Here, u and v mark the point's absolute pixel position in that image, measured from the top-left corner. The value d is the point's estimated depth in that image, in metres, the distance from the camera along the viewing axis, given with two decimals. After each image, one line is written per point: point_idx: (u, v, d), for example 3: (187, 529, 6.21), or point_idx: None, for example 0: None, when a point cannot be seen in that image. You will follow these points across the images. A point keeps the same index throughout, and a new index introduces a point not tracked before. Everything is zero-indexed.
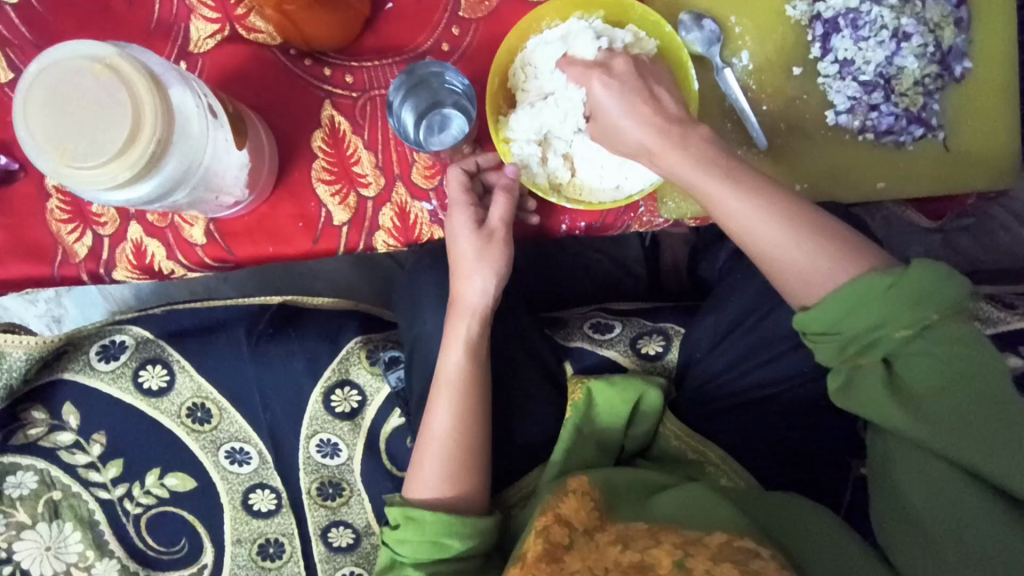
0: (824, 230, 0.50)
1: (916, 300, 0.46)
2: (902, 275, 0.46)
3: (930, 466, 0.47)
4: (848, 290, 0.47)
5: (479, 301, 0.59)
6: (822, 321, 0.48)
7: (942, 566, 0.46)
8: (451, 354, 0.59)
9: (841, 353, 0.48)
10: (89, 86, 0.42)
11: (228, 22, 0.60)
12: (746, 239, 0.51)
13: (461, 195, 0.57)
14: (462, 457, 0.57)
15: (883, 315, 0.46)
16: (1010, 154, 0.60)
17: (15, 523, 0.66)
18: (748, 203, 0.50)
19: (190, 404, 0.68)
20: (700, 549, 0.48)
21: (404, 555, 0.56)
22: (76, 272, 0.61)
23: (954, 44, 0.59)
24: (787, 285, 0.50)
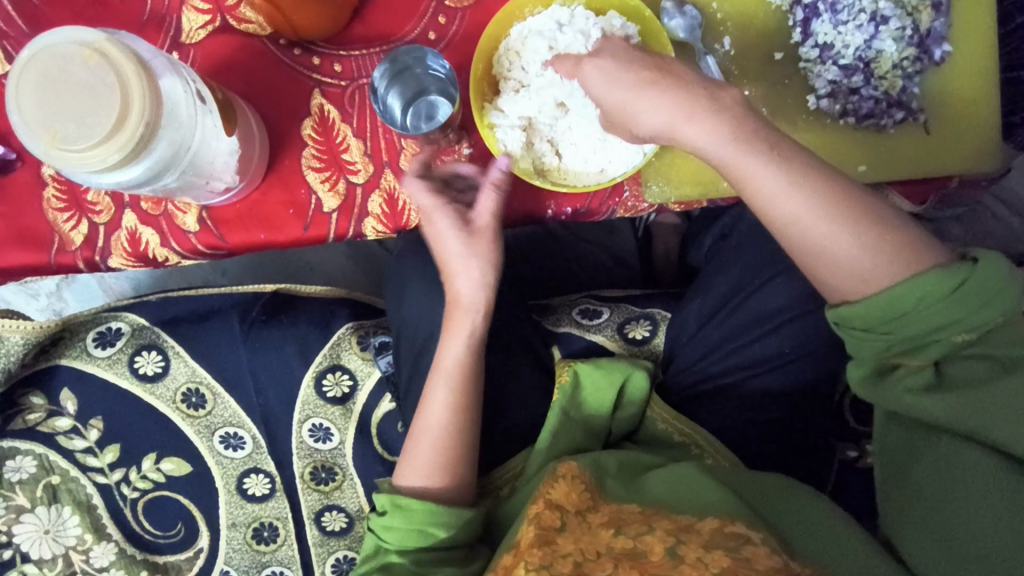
0: (875, 224, 0.49)
1: (980, 303, 0.45)
2: (969, 275, 0.45)
3: (955, 460, 0.48)
4: (902, 290, 0.46)
5: (480, 291, 0.59)
6: (866, 318, 0.47)
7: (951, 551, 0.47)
8: (453, 345, 0.60)
9: (884, 351, 0.48)
10: (77, 70, 0.44)
11: (218, 12, 0.61)
12: (790, 234, 0.50)
13: (433, 202, 0.57)
14: (458, 449, 0.59)
15: (945, 319, 0.46)
16: (989, 137, 0.60)
17: (15, 507, 0.68)
18: (799, 196, 0.49)
19: (185, 389, 0.69)
20: (692, 537, 0.48)
21: (390, 542, 0.57)
22: (73, 260, 0.62)
23: (933, 27, 0.59)
24: (830, 280, 0.50)
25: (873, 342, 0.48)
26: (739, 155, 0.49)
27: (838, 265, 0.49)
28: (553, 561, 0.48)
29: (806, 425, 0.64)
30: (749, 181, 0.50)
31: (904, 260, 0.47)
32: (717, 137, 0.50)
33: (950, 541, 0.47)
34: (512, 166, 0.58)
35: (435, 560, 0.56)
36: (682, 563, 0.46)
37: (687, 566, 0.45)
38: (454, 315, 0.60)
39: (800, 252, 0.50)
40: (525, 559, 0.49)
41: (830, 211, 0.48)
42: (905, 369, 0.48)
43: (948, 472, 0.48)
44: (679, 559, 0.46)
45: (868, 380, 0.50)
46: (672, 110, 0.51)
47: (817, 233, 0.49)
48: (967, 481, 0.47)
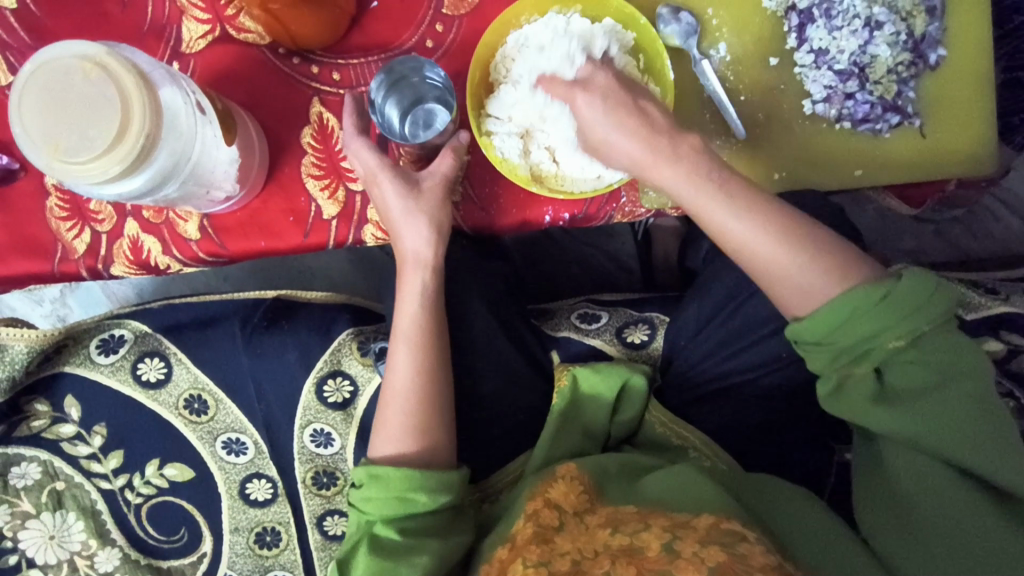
0: (816, 243, 0.51)
1: (909, 313, 0.47)
2: (894, 286, 0.47)
3: (916, 463, 0.48)
4: (839, 305, 0.48)
5: (430, 245, 0.60)
6: (814, 332, 0.49)
7: (928, 556, 0.47)
8: (408, 304, 0.61)
9: (833, 362, 0.49)
10: (79, 84, 0.44)
11: (218, 22, 0.62)
12: (740, 251, 0.52)
13: (380, 160, 0.57)
14: (425, 412, 0.59)
15: (876, 329, 0.47)
16: (986, 140, 0.61)
17: (20, 513, 0.68)
18: (741, 221, 0.51)
19: (187, 396, 0.70)
20: (689, 532, 0.48)
21: (371, 514, 0.56)
22: (76, 268, 0.63)
23: (927, 32, 0.60)
24: (781, 295, 0.52)
25: (818, 354, 0.50)
26: (688, 185, 0.52)
27: (785, 282, 0.51)
28: (550, 559, 0.50)
29: (804, 428, 0.64)
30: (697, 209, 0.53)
31: (847, 278, 0.50)
32: (675, 165, 0.53)
33: (923, 543, 0.47)
34: (509, 173, 0.59)
35: (420, 528, 0.56)
36: (679, 557, 0.46)
37: (683, 562, 0.46)
38: (408, 272, 0.62)
39: (750, 267, 0.52)
40: (524, 555, 0.50)
41: (772, 232, 0.51)
42: (856, 379, 0.49)
43: (915, 477, 0.48)
44: (675, 554, 0.46)
45: (835, 393, 0.50)
46: (640, 141, 0.53)
47: (764, 251, 0.51)
48: (936, 485, 0.47)
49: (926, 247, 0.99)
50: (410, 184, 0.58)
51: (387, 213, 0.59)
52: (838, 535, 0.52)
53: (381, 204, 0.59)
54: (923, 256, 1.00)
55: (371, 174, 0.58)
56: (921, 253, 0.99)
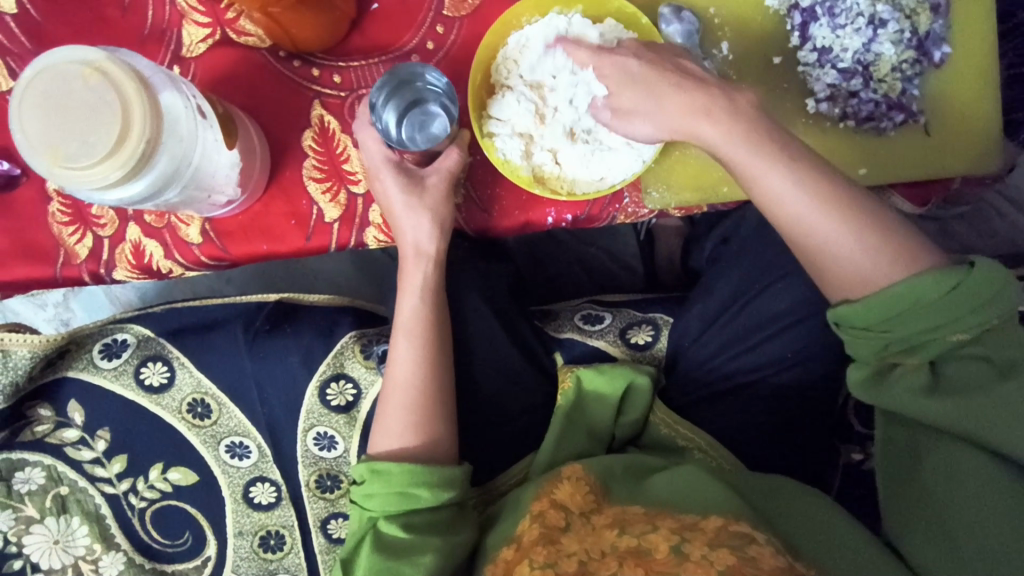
0: (881, 225, 0.50)
1: (978, 305, 0.46)
2: (966, 278, 0.46)
3: (961, 456, 0.48)
4: (898, 291, 0.47)
5: (433, 240, 0.61)
6: (867, 317, 0.48)
7: (954, 551, 0.47)
8: (410, 298, 0.61)
9: (882, 351, 0.49)
10: (79, 90, 0.44)
11: (218, 26, 0.62)
12: (795, 230, 0.51)
13: (384, 156, 0.58)
14: (423, 406, 0.59)
15: (940, 320, 0.46)
16: (991, 136, 0.60)
17: (24, 518, 0.68)
18: (802, 194, 0.51)
19: (191, 400, 0.70)
20: (697, 535, 0.48)
21: (373, 510, 0.56)
22: (78, 273, 0.63)
23: (931, 29, 0.59)
24: (832, 279, 0.51)
25: (868, 341, 0.48)
26: (750, 151, 0.52)
27: (837, 264, 0.50)
28: (557, 559, 0.49)
29: (811, 429, 0.63)
30: (754, 179, 0.52)
31: (905, 265, 0.49)
32: (726, 132, 0.52)
33: (952, 538, 0.47)
34: (511, 174, 0.59)
35: (423, 524, 0.55)
36: (687, 560, 0.46)
37: (692, 563, 0.45)
38: (409, 265, 0.61)
39: (801, 248, 0.52)
40: (531, 556, 0.50)
41: (829, 213, 0.50)
42: (901, 370, 0.49)
43: (949, 473, 0.48)
44: (684, 557, 0.46)
45: (868, 383, 0.49)
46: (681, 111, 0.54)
47: (811, 231, 0.51)
48: (978, 480, 0.47)
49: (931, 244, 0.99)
50: (414, 181, 0.59)
51: (387, 207, 0.59)
52: (836, 540, 0.51)
53: (382, 197, 0.59)
54: None
55: (376, 167, 0.58)
56: None
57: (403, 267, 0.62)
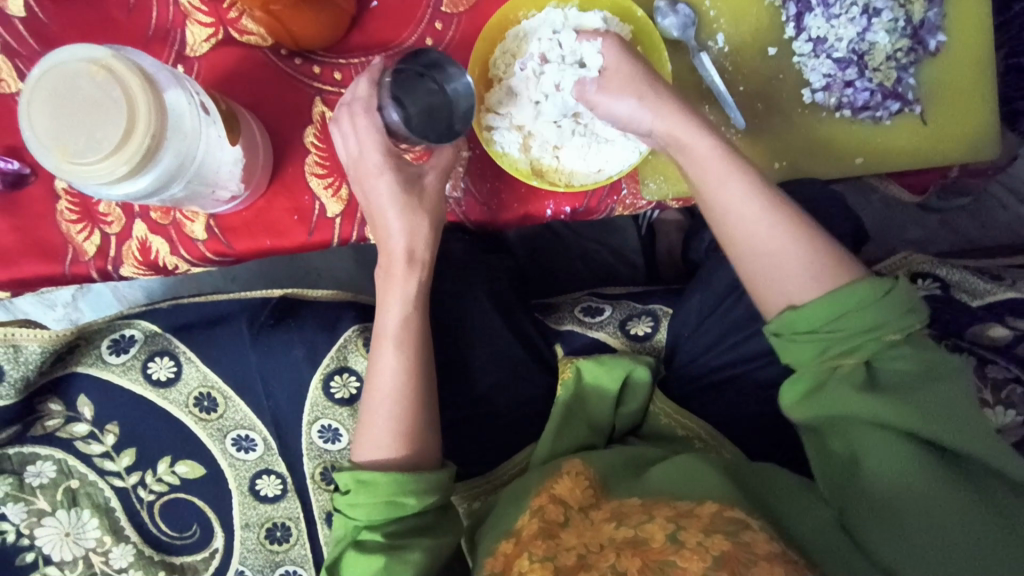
0: (816, 241, 0.52)
1: (906, 310, 0.49)
2: (894, 286, 0.49)
3: (896, 454, 0.48)
4: (840, 295, 0.49)
5: (427, 246, 0.59)
6: (811, 321, 0.50)
7: (910, 544, 0.47)
8: (395, 308, 0.59)
9: (822, 355, 0.50)
10: (87, 86, 0.45)
11: (221, 25, 0.63)
12: (744, 235, 0.53)
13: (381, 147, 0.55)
14: (412, 415, 0.58)
15: (875, 322, 0.49)
16: (986, 124, 0.61)
17: (36, 510, 0.69)
18: (747, 199, 0.53)
19: (197, 394, 0.71)
20: (692, 522, 0.49)
21: (358, 519, 0.56)
22: (86, 270, 0.64)
23: (926, 18, 0.60)
24: (780, 285, 0.52)
25: (808, 344, 0.50)
26: (709, 155, 0.54)
27: (786, 270, 0.52)
28: (555, 553, 0.50)
29: None
30: (706, 182, 0.54)
31: (842, 271, 0.51)
32: (699, 140, 0.54)
33: (908, 534, 0.47)
34: (509, 168, 0.60)
35: (408, 530, 0.56)
36: (683, 548, 0.47)
37: (688, 551, 0.46)
38: (399, 271, 0.59)
39: (751, 255, 0.53)
40: (529, 550, 0.51)
41: (777, 222, 0.53)
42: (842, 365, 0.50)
43: (895, 469, 0.48)
44: (680, 544, 0.47)
45: (803, 399, 0.51)
46: (662, 115, 0.55)
47: (760, 238, 0.53)
48: (920, 474, 0.48)
49: (932, 236, 0.99)
50: (411, 182, 0.57)
51: (377, 209, 0.57)
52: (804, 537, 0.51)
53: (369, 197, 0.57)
54: (928, 245, 1.00)
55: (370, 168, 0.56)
56: (927, 243, 1.00)
57: (389, 276, 0.59)
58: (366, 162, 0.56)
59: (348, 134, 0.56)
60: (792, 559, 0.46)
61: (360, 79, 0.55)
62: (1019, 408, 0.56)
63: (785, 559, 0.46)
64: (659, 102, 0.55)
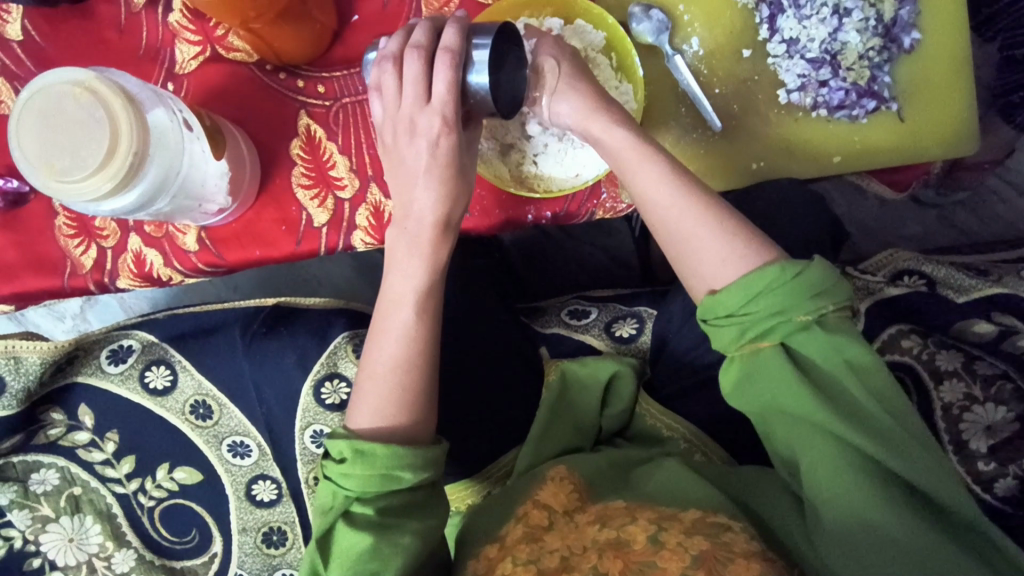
0: (736, 233, 0.51)
1: (816, 292, 0.47)
2: (805, 269, 0.48)
3: (845, 465, 0.46)
4: (752, 279, 0.48)
5: (460, 211, 0.56)
6: (727, 304, 0.49)
7: (851, 555, 0.45)
8: (412, 268, 0.56)
9: (739, 339, 0.49)
10: (71, 108, 0.47)
11: (208, 43, 0.65)
12: (658, 220, 0.53)
13: (449, 108, 0.51)
14: (420, 386, 0.56)
15: (782, 305, 0.47)
16: (964, 119, 0.61)
17: (40, 517, 0.72)
18: (664, 186, 0.52)
19: (193, 401, 0.72)
20: (673, 523, 0.50)
21: (350, 489, 0.52)
22: (85, 283, 0.66)
23: (898, 16, 0.60)
24: (696, 270, 0.51)
25: (727, 328, 0.49)
26: (623, 144, 0.53)
27: (699, 258, 0.51)
28: (539, 556, 0.51)
29: None
30: (625, 169, 0.54)
31: (761, 260, 0.50)
32: (612, 129, 0.53)
33: (855, 547, 0.45)
34: (489, 175, 0.61)
35: (399, 505, 0.53)
36: (663, 548, 0.47)
37: (667, 552, 0.47)
38: (434, 239, 0.56)
39: (666, 240, 0.53)
40: (514, 554, 0.52)
41: (691, 211, 0.51)
42: (764, 352, 0.48)
43: (831, 472, 0.46)
44: (661, 545, 0.48)
45: (737, 385, 0.50)
46: (578, 104, 0.54)
47: (677, 225, 0.52)
48: (860, 480, 0.45)
49: (930, 232, 0.99)
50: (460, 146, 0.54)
51: (414, 172, 0.54)
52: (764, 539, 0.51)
53: (410, 159, 0.54)
54: (926, 241, 0.99)
55: (429, 123, 0.52)
56: (925, 239, 0.99)
57: (420, 245, 0.55)
58: (427, 116, 0.51)
59: (414, 81, 0.51)
60: (769, 557, 0.47)
61: (449, 28, 0.50)
62: (1010, 404, 0.54)
63: (760, 557, 0.47)
64: (575, 91, 0.54)
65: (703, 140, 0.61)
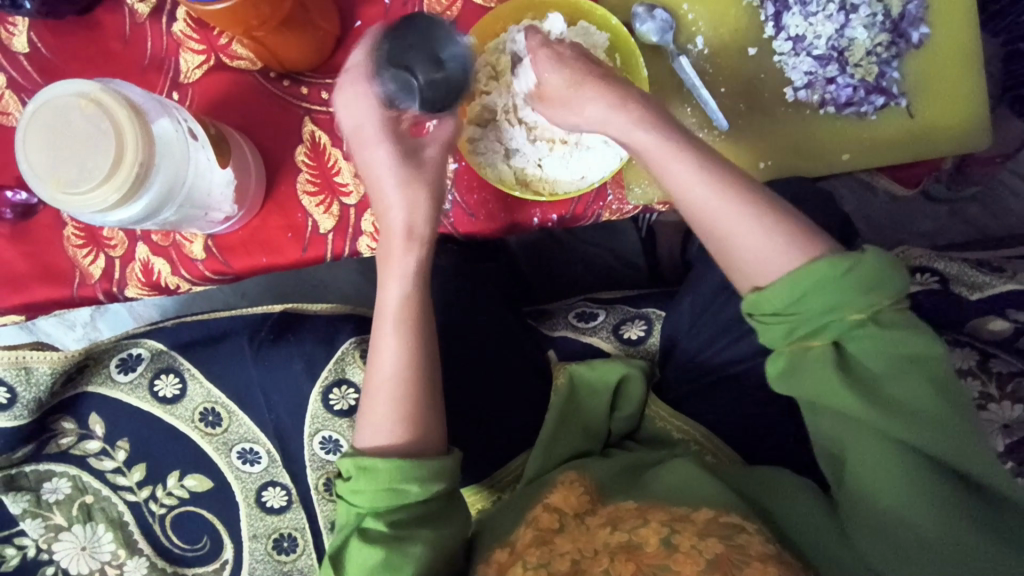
0: (783, 220, 0.50)
1: (871, 285, 0.46)
2: (859, 260, 0.46)
3: (897, 463, 0.46)
4: (801, 274, 0.47)
5: (426, 222, 0.57)
6: (775, 301, 0.48)
7: (897, 551, 0.46)
8: (396, 282, 0.57)
9: (790, 335, 0.48)
10: (77, 120, 0.47)
11: (212, 52, 0.65)
12: (698, 215, 0.52)
13: (382, 121, 0.54)
14: (418, 398, 0.56)
15: (836, 300, 0.46)
16: (975, 114, 0.60)
17: (53, 525, 0.73)
18: (705, 181, 0.51)
19: (202, 409, 0.72)
20: (686, 525, 0.49)
21: (360, 506, 0.53)
22: (94, 292, 0.66)
23: (906, 11, 0.59)
24: (738, 266, 0.51)
25: (775, 326, 0.48)
26: (656, 140, 0.52)
27: (743, 251, 0.51)
28: (550, 559, 0.50)
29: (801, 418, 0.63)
30: (660, 165, 0.53)
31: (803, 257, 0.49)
32: (638, 124, 0.53)
33: (899, 544, 0.46)
34: (495, 180, 0.60)
35: (412, 519, 0.53)
36: (677, 552, 0.47)
37: (682, 555, 0.47)
38: (397, 248, 0.57)
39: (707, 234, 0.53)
40: (524, 558, 0.51)
41: (733, 203, 0.51)
42: (816, 351, 0.47)
43: (883, 468, 0.46)
44: (674, 548, 0.47)
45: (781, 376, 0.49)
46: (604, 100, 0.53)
47: (722, 220, 0.51)
48: (908, 479, 0.45)
49: (942, 229, 0.97)
50: (410, 155, 0.55)
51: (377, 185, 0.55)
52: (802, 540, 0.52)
53: (374, 173, 0.55)
54: (938, 237, 0.97)
55: (367, 137, 0.54)
56: (937, 235, 0.98)
57: (395, 258, 0.57)
58: (365, 134, 0.54)
59: (341, 104, 0.54)
60: (785, 560, 0.46)
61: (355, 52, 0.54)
62: None
63: (777, 560, 0.46)
64: (598, 88, 0.53)
65: (711, 139, 0.60)
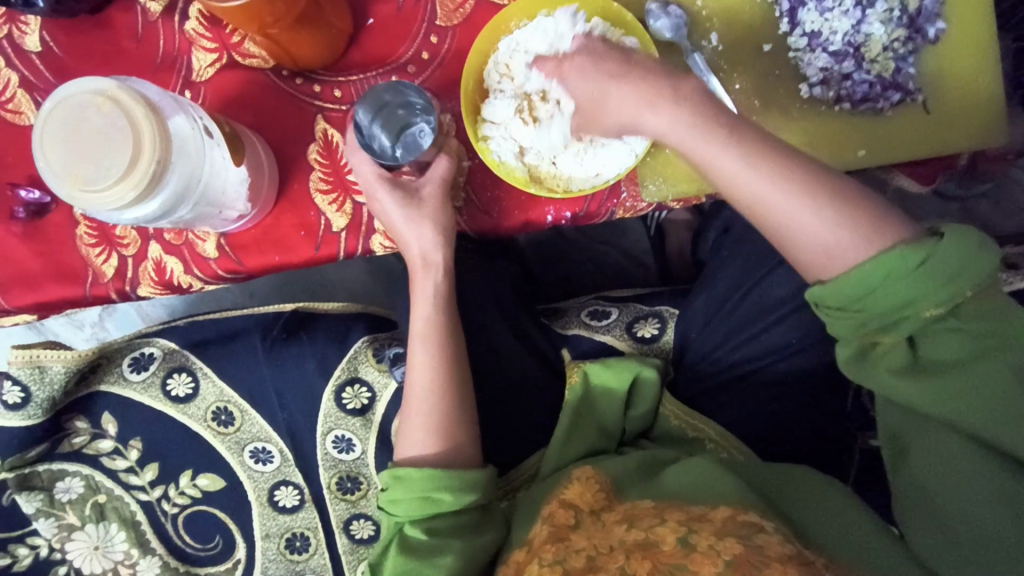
0: (848, 203, 0.50)
1: (950, 277, 0.45)
2: (935, 251, 0.46)
3: (963, 457, 0.47)
4: (870, 266, 0.47)
5: (439, 248, 0.62)
6: (839, 295, 0.48)
7: (953, 543, 0.47)
8: (423, 306, 0.63)
9: (859, 329, 0.48)
10: (95, 118, 0.47)
11: (224, 50, 0.65)
12: (751, 207, 0.52)
13: (377, 174, 0.59)
14: (448, 411, 0.60)
15: (912, 294, 0.46)
16: (993, 110, 0.60)
17: (66, 525, 0.73)
18: (756, 173, 0.51)
19: (215, 408, 0.72)
20: (705, 525, 0.49)
21: (398, 515, 0.57)
22: (106, 291, 0.66)
23: (922, 6, 0.59)
24: (800, 258, 0.51)
25: (844, 321, 0.48)
26: (695, 133, 0.53)
27: (800, 240, 0.50)
28: (565, 557, 0.50)
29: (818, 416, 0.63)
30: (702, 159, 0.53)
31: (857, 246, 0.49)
32: (676, 117, 0.53)
33: (955, 536, 0.46)
34: (506, 175, 0.60)
35: (447, 528, 0.56)
36: (695, 552, 0.46)
37: (699, 555, 0.46)
38: (418, 276, 0.63)
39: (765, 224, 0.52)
40: (540, 555, 0.51)
41: (790, 190, 0.50)
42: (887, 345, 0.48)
43: (943, 459, 0.47)
44: (691, 548, 0.47)
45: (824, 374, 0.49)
46: (640, 88, 0.54)
47: (782, 211, 0.50)
48: (967, 471, 0.46)
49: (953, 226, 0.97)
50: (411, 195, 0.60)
51: (390, 226, 0.60)
52: (849, 534, 0.51)
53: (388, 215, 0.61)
54: None
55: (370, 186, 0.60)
56: None
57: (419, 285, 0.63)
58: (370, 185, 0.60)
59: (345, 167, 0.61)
60: (803, 560, 0.45)
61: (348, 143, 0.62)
62: None
63: (798, 561, 0.45)
64: (631, 86, 0.54)
65: None
